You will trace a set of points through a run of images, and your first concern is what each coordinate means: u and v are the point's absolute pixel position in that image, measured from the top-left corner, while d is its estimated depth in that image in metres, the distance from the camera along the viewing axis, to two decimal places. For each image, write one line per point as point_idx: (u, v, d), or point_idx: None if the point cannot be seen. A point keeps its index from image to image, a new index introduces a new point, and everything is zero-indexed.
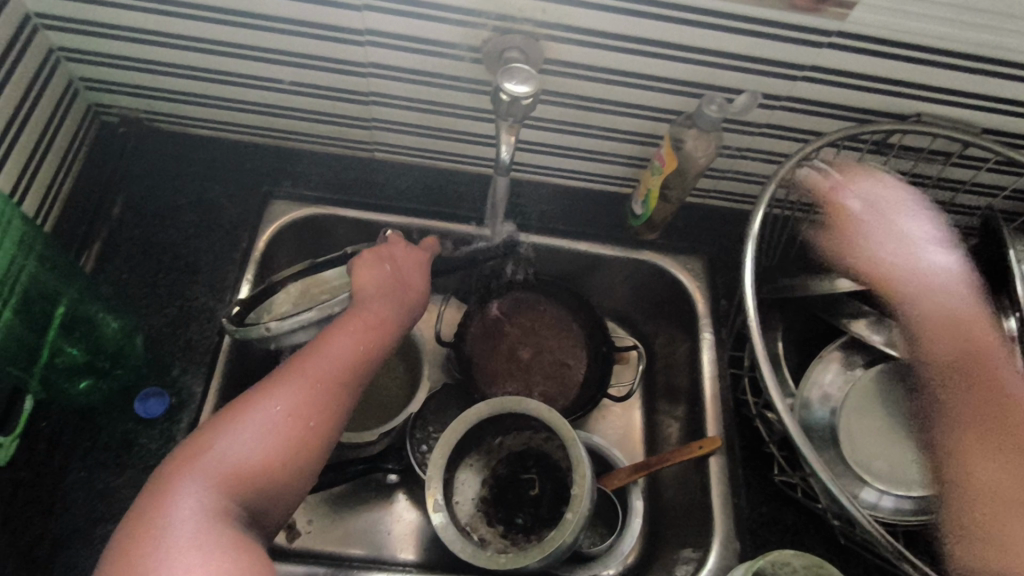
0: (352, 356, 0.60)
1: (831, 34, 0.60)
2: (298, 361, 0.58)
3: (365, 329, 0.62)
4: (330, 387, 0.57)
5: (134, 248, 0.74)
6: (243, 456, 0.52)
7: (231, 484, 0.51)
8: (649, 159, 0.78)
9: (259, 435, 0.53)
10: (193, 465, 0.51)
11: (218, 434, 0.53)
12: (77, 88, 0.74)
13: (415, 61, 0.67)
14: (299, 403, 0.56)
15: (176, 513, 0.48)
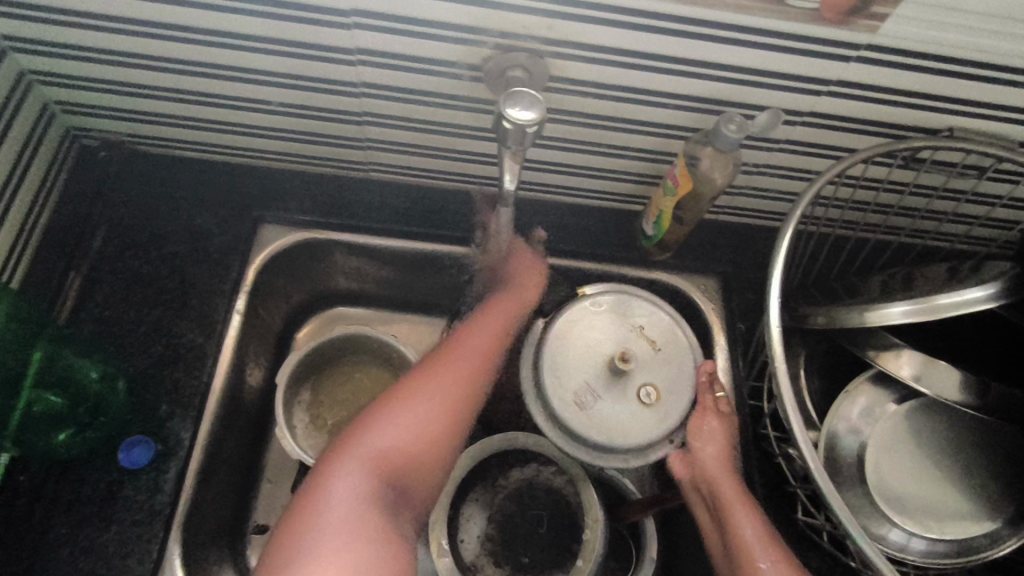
0: (491, 342, 0.65)
1: (859, 47, 0.55)
2: (447, 350, 0.64)
3: (502, 324, 0.67)
4: (472, 374, 0.62)
5: (117, 283, 0.70)
6: (389, 443, 0.58)
7: (383, 464, 0.57)
8: (661, 176, 0.73)
9: (408, 422, 0.59)
10: (353, 445, 0.58)
11: (378, 416, 0.59)
12: (52, 113, 0.70)
13: (412, 80, 0.62)
14: (443, 391, 0.61)
15: (337, 489, 0.55)
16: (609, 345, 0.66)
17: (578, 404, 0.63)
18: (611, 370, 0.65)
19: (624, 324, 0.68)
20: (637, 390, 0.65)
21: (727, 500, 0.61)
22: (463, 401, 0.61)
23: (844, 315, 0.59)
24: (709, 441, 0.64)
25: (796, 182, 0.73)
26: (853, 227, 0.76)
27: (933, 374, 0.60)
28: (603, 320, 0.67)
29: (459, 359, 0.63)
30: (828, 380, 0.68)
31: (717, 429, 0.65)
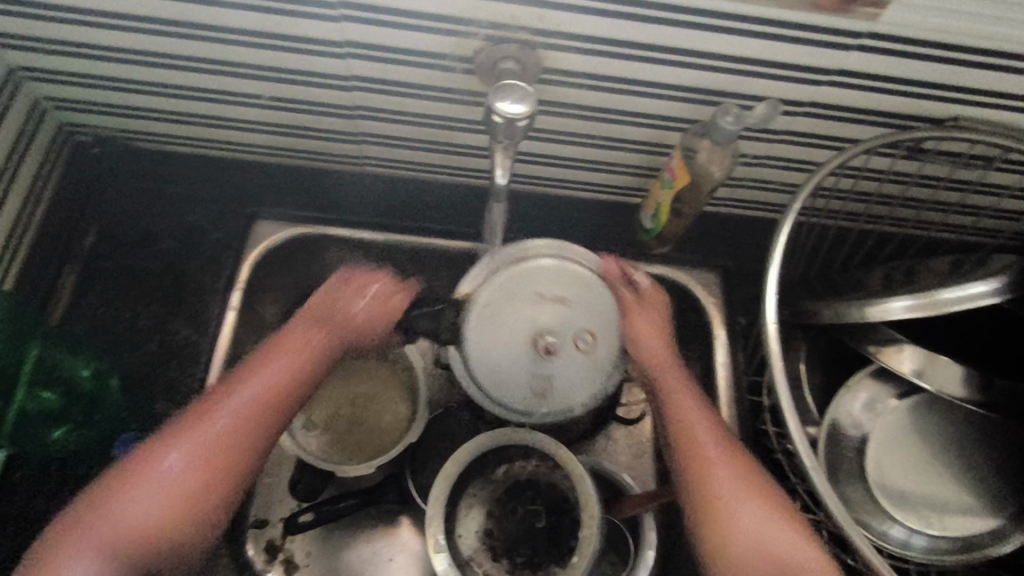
0: (274, 379, 0.56)
1: (860, 35, 0.53)
2: (228, 382, 0.56)
3: (301, 342, 0.58)
4: (262, 406, 0.54)
5: (111, 281, 0.70)
6: (144, 520, 0.50)
7: (120, 543, 0.49)
8: (657, 168, 0.72)
9: (154, 489, 0.50)
10: (87, 518, 0.50)
11: (112, 487, 0.50)
12: (43, 109, 0.69)
13: (401, 73, 0.61)
14: (195, 447, 0.52)
15: (177, 462, 0.51)
16: (518, 320, 0.61)
17: (536, 394, 0.61)
18: (537, 349, 0.60)
19: (516, 287, 0.62)
20: (572, 343, 0.61)
21: (684, 416, 0.59)
22: (216, 453, 0.52)
23: (844, 310, 0.57)
24: (643, 318, 0.62)
25: (797, 174, 0.71)
26: (856, 218, 0.74)
27: (934, 370, 0.59)
28: (510, 297, 0.62)
29: (240, 401, 0.54)
30: (829, 375, 0.67)
31: (648, 304, 0.64)
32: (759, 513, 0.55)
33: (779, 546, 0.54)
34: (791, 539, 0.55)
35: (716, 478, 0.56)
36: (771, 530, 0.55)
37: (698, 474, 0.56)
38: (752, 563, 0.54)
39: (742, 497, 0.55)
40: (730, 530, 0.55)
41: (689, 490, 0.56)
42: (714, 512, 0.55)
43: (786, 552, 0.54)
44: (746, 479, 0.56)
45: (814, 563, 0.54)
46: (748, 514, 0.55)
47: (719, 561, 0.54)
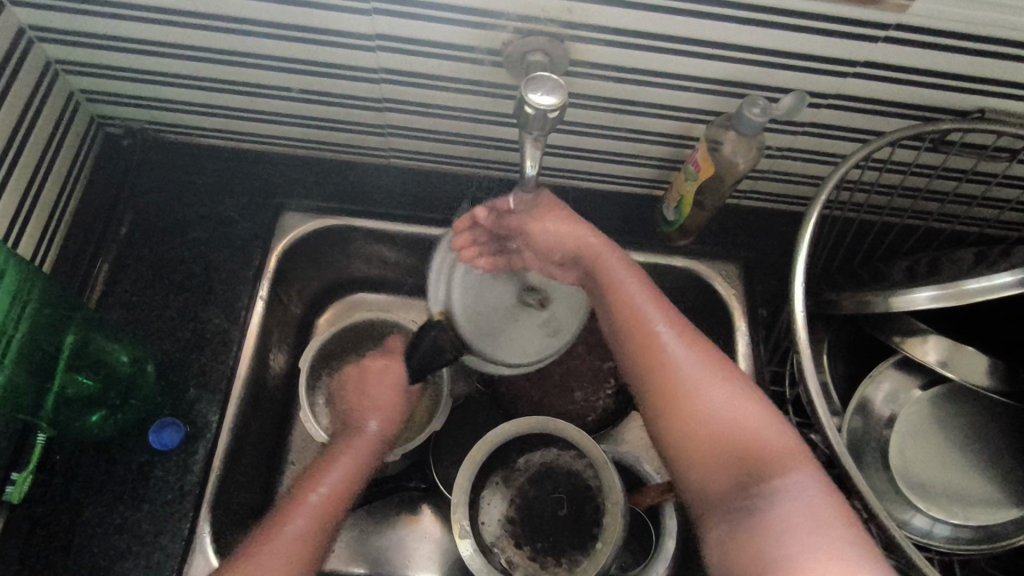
0: (348, 469, 0.63)
1: (889, 27, 0.54)
2: (308, 481, 0.61)
3: (364, 442, 0.65)
4: (331, 507, 0.60)
5: (143, 269, 0.71)
6: None
7: None
8: (681, 161, 0.73)
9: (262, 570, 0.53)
10: None
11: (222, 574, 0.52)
12: (77, 102, 0.71)
13: (430, 65, 0.62)
14: (292, 534, 0.56)
15: (271, 549, 0.55)
16: (498, 292, 0.68)
17: (549, 334, 0.68)
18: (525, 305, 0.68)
19: (484, 275, 0.68)
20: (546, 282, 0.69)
21: (634, 314, 0.58)
22: (310, 536, 0.57)
23: (869, 301, 0.58)
24: (560, 227, 0.62)
25: (820, 166, 0.72)
26: (878, 211, 0.75)
27: (957, 361, 0.59)
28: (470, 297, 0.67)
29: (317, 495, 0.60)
30: (851, 366, 0.68)
31: (554, 215, 0.62)
32: (718, 391, 0.53)
33: (740, 420, 0.52)
34: (756, 416, 0.52)
35: (672, 364, 0.54)
36: (736, 410, 0.52)
37: (653, 362, 0.55)
38: (709, 441, 0.51)
39: (702, 370, 0.54)
40: (686, 414, 0.53)
41: (646, 379, 0.55)
42: (671, 394, 0.54)
43: (746, 425, 0.51)
44: (707, 359, 0.55)
45: (781, 445, 0.50)
46: (705, 385, 0.53)
47: (683, 453, 0.52)
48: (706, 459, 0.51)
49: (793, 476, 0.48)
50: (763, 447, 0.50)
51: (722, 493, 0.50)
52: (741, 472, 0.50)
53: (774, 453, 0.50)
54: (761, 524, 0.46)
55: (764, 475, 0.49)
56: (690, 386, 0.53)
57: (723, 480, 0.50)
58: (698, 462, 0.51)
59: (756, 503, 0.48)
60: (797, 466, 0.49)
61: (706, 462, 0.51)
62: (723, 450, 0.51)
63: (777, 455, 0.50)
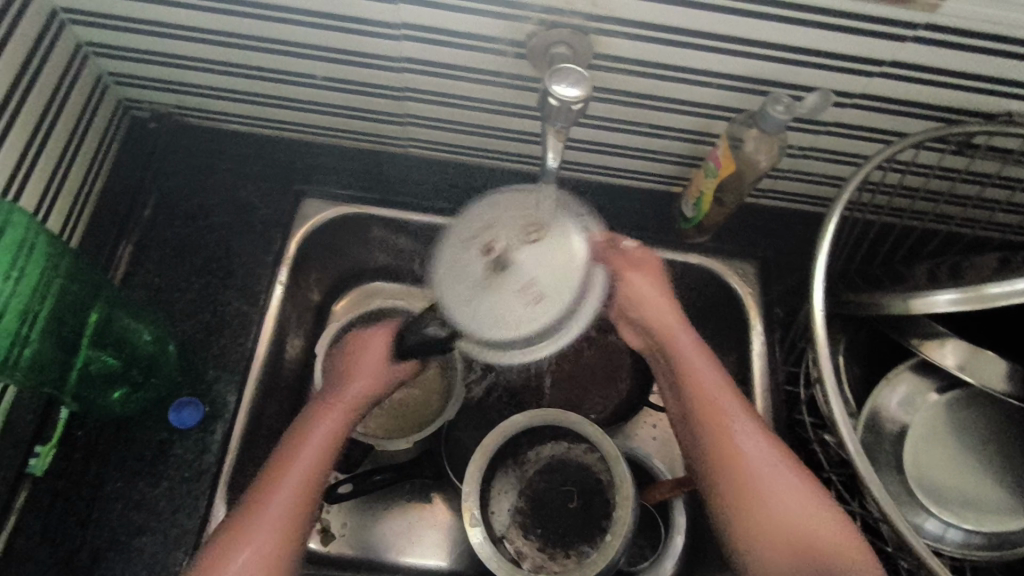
0: (337, 428, 0.60)
1: (916, 26, 0.53)
2: (302, 431, 0.59)
3: (341, 409, 0.61)
4: (317, 479, 0.57)
5: (165, 251, 0.72)
6: (261, 547, 0.53)
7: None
8: (701, 157, 0.72)
9: (268, 530, 0.54)
10: (232, 542, 0.53)
11: (245, 521, 0.54)
12: (105, 84, 0.72)
13: (452, 55, 0.62)
14: (291, 494, 0.55)
15: (273, 507, 0.55)
16: (470, 254, 0.58)
17: (533, 303, 0.55)
18: (493, 270, 0.57)
19: (453, 242, 0.60)
20: (519, 246, 0.57)
21: (711, 406, 0.59)
22: (307, 493, 0.56)
23: (888, 303, 0.58)
24: (650, 298, 0.63)
25: (842, 166, 0.71)
26: (900, 214, 0.74)
27: (978, 365, 0.59)
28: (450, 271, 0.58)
29: (299, 471, 0.57)
30: (866, 369, 0.68)
31: (648, 286, 0.64)
32: (785, 487, 0.55)
33: (806, 513, 0.54)
34: (819, 508, 0.55)
35: (744, 461, 0.57)
36: (804, 508, 0.55)
37: (724, 460, 0.57)
38: (781, 534, 0.54)
39: (767, 464, 0.56)
40: (760, 508, 0.55)
41: (723, 469, 0.57)
42: (744, 487, 0.56)
43: (808, 519, 0.54)
44: (773, 450, 0.57)
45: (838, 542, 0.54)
46: (770, 478, 0.56)
47: (753, 545, 0.54)
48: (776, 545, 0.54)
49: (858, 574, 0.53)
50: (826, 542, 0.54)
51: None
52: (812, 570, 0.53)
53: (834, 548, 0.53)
54: None
55: (840, 565, 0.53)
56: (758, 476, 0.56)
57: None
58: (770, 553, 0.54)
59: None
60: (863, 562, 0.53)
61: (776, 558, 0.54)
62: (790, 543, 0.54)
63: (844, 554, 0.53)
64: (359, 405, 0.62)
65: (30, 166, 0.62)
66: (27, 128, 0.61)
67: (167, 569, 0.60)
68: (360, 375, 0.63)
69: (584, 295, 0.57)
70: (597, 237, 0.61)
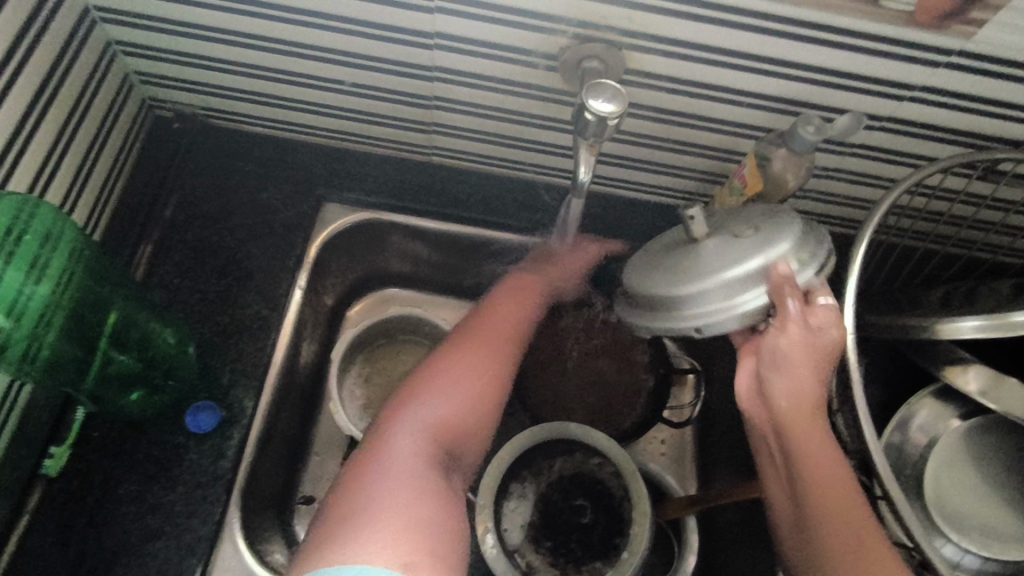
0: (503, 327, 0.66)
1: (951, 53, 0.54)
2: (474, 330, 0.65)
3: (481, 339, 0.64)
4: (486, 388, 0.61)
5: (185, 252, 0.72)
6: (444, 404, 0.59)
7: (443, 428, 0.57)
8: (725, 175, 0.72)
9: (452, 390, 0.60)
10: (399, 411, 0.58)
11: (418, 396, 0.59)
12: (131, 84, 0.72)
13: (484, 65, 0.62)
14: (468, 373, 0.61)
15: (444, 379, 0.61)
16: (675, 248, 0.59)
17: (686, 275, 0.55)
18: (681, 255, 0.57)
19: (669, 244, 0.61)
20: (722, 243, 0.55)
21: (808, 427, 0.55)
22: (491, 373, 0.62)
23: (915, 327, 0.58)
24: (796, 381, 0.55)
25: (866, 188, 0.71)
26: (922, 238, 0.74)
27: (1004, 391, 0.58)
28: (652, 263, 0.60)
29: (456, 393, 0.60)
30: (886, 391, 0.68)
31: (803, 359, 0.55)
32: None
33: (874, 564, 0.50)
34: None
35: (841, 489, 0.53)
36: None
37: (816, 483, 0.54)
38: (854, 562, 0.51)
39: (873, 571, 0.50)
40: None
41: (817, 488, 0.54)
42: (836, 508, 0.53)
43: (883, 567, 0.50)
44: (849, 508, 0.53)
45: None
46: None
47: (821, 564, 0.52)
48: None
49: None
50: None
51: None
52: None
53: None
54: None
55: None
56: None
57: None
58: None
59: None
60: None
61: None
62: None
63: None
64: (513, 336, 0.66)
65: (56, 163, 0.61)
66: (55, 125, 0.60)
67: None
68: (508, 298, 0.70)
69: (741, 290, 0.52)
70: (782, 269, 0.51)
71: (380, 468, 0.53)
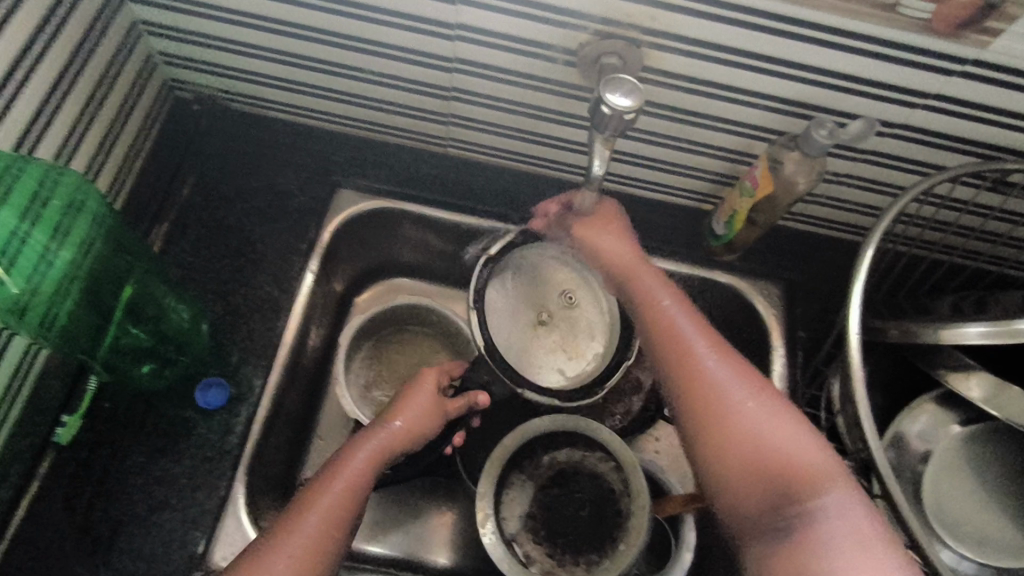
0: (379, 446, 0.60)
1: (966, 62, 0.54)
2: (358, 442, 0.60)
3: (355, 463, 0.58)
4: (310, 555, 0.51)
5: (200, 232, 0.73)
6: (309, 529, 0.52)
7: (298, 549, 0.51)
8: (736, 177, 0.73)
9: (320, 508, 0.54)
10: (290, 524, 0.52)
11: (299, 513, 0.53)
12: (154, 64, 0.73)
13: (504, 59, 0.63)
14: (333, 498, 0.55)
15: (311, 514, 0.53)
16: (530, 332, 0.74)
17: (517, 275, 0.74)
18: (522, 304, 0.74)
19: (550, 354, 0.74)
20: (554, 307, 0.75)
21: (669, 317, 0.58)
22: (347, 501, 0.55)
23: (918, 331, 0.58)
24: (614, 248, 0.64)
25: (875, 196, 0.72)
26: (930, 247, 0.75)
27: (1007, 400, 0.58)
28: (526, 350, 0.73)
29: (308, 531, 0.52)
30: (888, 396, 0.68)
31: (605, 230, 0.65)
32: (761, 410, 0.50)
33: (779, 444, 0.49)
34: (795, 432, 0.49)
35: (703, 373, 0.53)
36: (782, 431, 0.49)
37: (687, 382, 0.53)
38: (746, 463, 0.49)
39: (733, 380, 0.52)
40: (727, 426, 0.50)
41: (657, 363, 0.56)
42: (693, 395, 0.53)
43: (788, 447, 0.49)
44: (743, 374, 0.53)
45: (822, 465, 0.48)
46: (735, 394, 0.52)
47: (715, 465, 0.50)
48: (742, 470, 0.49)
49: (832, 496, 0.46)
50: (802, 465, 0.48)
51: (758, 513, 0.48)
52: (783, 490, 0.47)
53: (812, 474, 0.47)
54: (805, 544, 0.45)
55: (798, 495, 0.47)
56: (720, 392, 0.52)
57: (770, 504, 0.47)
58: (737, 485, 0.49)
59: (798, 520, 0.46)
60: (836, 488, 0.46)
61: (745, 486, 0.49)
62: (760, 471, 0.48)
63: (818, 476, 0.47)
64: (415, 431, 0.63)
65: (80, 137, 0.63)
66: (80, 101, 0.61)
67: (183, 547, 0.60)
68: (422, 392, 0.66)
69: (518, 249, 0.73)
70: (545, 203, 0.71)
71: None
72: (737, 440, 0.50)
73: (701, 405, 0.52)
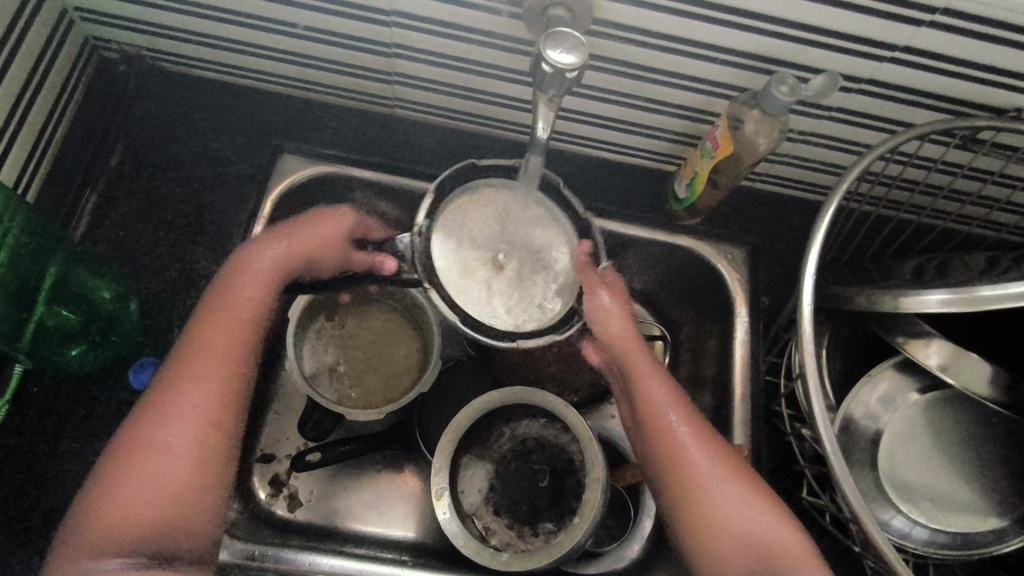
0: (239, 327, 0.53)
1: (934, 12, 0.50)
2: (212, 317, 0.53)
3: (224, 343, 0.52)
4: (203, 441, 0.50)
5: (134, 203, 0.71)
6: (196, 401, 0.50)
7: (196, 427, 0.50)
8: (699, 136, 0.70)
9: (185, 409, 0.50)
10: (168, 404, 0.50)
11: (178, 391, 0.50)
12: (70, 20, 0.67)
13: (448, 12, 0.58)
14: (209, 372, 0.51)
15: (188, 390, 0.50)
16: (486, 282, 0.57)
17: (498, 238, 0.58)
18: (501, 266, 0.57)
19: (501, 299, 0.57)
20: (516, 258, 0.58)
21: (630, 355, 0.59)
22: (230, 382, 0.52)
23: (876, 298, 0.56)
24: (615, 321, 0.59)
25: (843, 154, 0.69)
26: (897, 207, 0.73)
27: (961, 367, 0.57)
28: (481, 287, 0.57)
29: (194, 398, 0.50)
30: (850, 362, 0.67)
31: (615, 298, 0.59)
32: (738, 499, 0.53)
33: (757, 526, 0.52)
34: (773, 519, 0.53)
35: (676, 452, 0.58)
36: (750, 516, 0.53)
37: (673, 467, 0.54)
38: (733, 552, 0.52)
39: (719, 479, 0.53)
40: (708, 520, 0.53)
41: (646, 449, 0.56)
42: (682, 495, 0.53)
43: (768, 535, 0.52)
44: (722, 463, 0.54)
45: (798, 550, 0.52)
46: (718, 486, 0.53)
47: (707, 558, 0.52)
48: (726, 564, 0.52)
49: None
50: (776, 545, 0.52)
51: None
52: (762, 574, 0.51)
53: (787, 554, 0.52)
54: None
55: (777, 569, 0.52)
56: (705, 487, 0.53)
57: None
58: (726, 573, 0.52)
59: None
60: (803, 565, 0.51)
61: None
62: (746, 555, 0.52)
63: (780, 555, 0.52)
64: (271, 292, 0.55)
65: None
66: None
67: None
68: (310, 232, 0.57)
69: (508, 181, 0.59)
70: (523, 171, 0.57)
71: (142, 484, 0.47)
72: (724, 528, 0.52)
73: (686, 492, 0.53)
